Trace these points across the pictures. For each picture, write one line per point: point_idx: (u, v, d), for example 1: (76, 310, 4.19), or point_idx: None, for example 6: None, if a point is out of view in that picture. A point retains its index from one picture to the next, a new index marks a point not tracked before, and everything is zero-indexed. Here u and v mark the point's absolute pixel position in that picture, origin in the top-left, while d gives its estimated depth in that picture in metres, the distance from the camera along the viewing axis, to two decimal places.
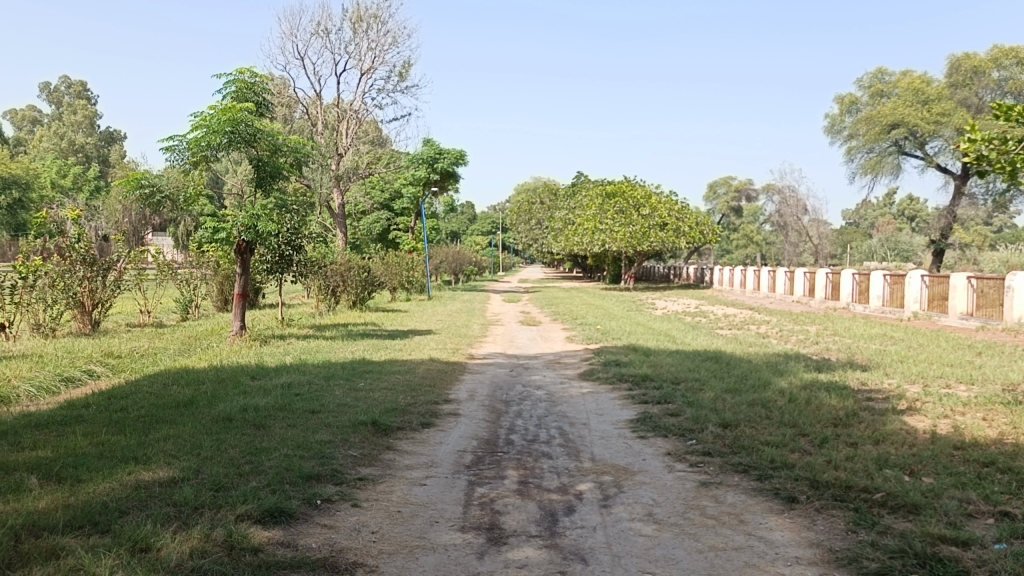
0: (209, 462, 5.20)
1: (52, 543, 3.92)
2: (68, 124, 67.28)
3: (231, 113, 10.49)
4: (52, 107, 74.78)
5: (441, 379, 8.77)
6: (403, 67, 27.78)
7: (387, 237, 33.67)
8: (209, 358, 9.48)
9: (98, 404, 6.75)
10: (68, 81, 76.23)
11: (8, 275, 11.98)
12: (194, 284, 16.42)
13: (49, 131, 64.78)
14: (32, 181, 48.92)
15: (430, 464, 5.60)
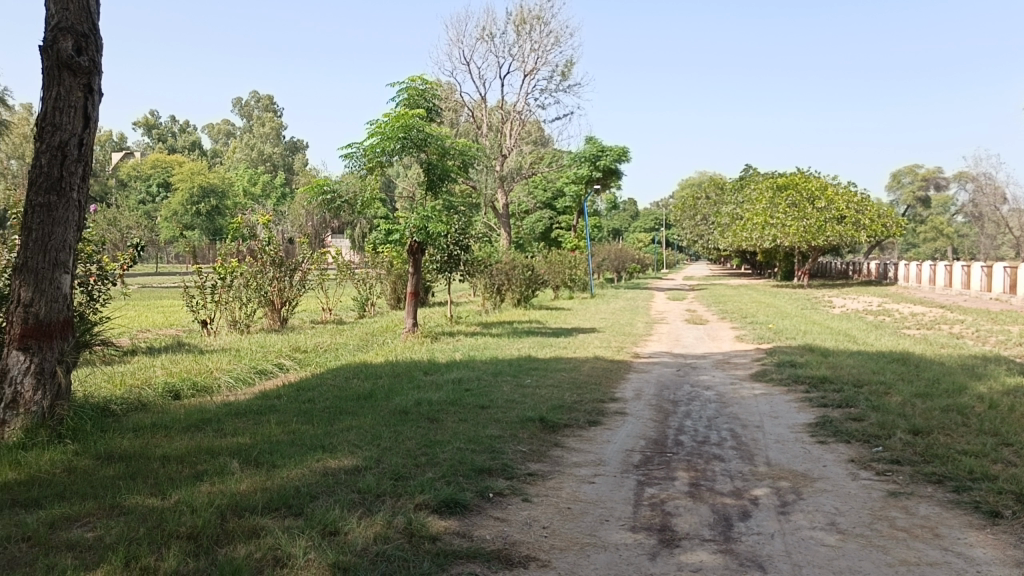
0: (388, 453, 5.47)
1: (253, 523, 4.27)
2: (257, 135, 73.03)
3: (404, 120, 11.00)
4: (244, 121, 81.47)
5: (606, 377, 8.75)
6: (565, 66, 28.01)
7: (550, 235, 34.05)
8: (385, 353, 9.97)
9: (289, 395, 7.27)
10: (258, 96, 83.02)
11: (209, 276, 13.17)
12: (370, 284, 17.34)
13: (242, 143, 70.65)
14: (228, 189, 53.42)
15: (599, 462, 5.60)
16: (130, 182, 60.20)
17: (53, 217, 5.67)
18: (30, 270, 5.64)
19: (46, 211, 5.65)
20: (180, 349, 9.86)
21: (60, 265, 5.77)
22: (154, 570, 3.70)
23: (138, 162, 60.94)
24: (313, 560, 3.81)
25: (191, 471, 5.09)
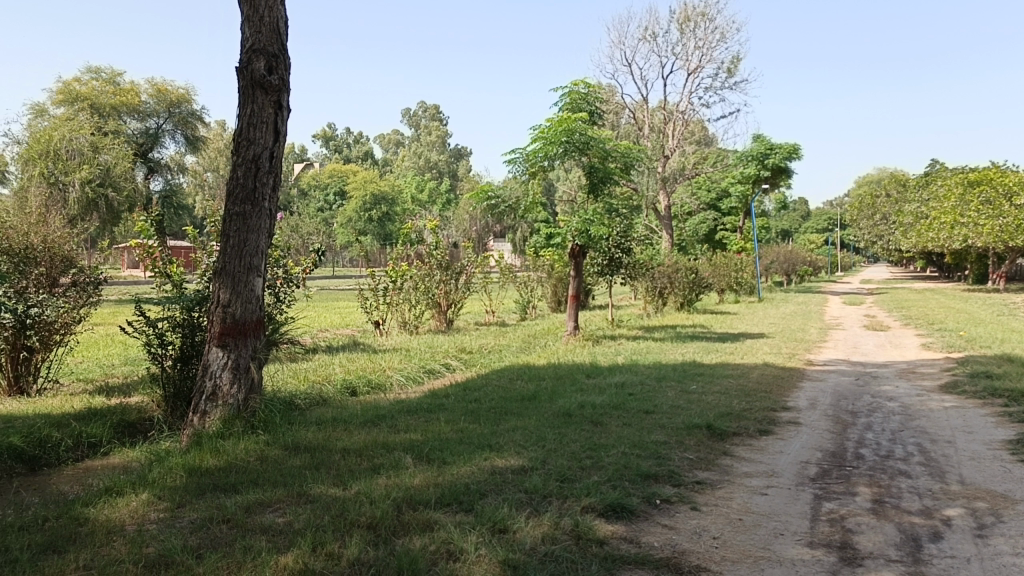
0: (554, 454, 5.53)
1: (427, 517, 4.43)
2: (424, 144, 76.20)
3: (566, 124, 11.05)
4: (413, 131, 85.28)
5: (777, 385, 8.41)
6: (731, 63, 27.24)
7: (714, 237, 33.20)
8: (547, 355, 10.09)
9: (456, 395, 7.51)
10: (425, 106, 86.82)
11: (381, 279, 13.86)
12: (532, 287, 17.62)
13: (410, 152, 74.02)
14: (397, 196, 56.03)
15: (771, 473, 5.39)
16: (309, 191, 64.46)
17: (248, 225, 6.16)
18: (227, 274, 6.14)
19: (242, 219, 6.14)
20: (356, 349, 10.44)
21: (253, 269, 6.25)
22: (337, 556, 3.93)
23: (316, 173, 65.08)
24: (484, 557, 3.91)
25: (369, 464, 5.37)
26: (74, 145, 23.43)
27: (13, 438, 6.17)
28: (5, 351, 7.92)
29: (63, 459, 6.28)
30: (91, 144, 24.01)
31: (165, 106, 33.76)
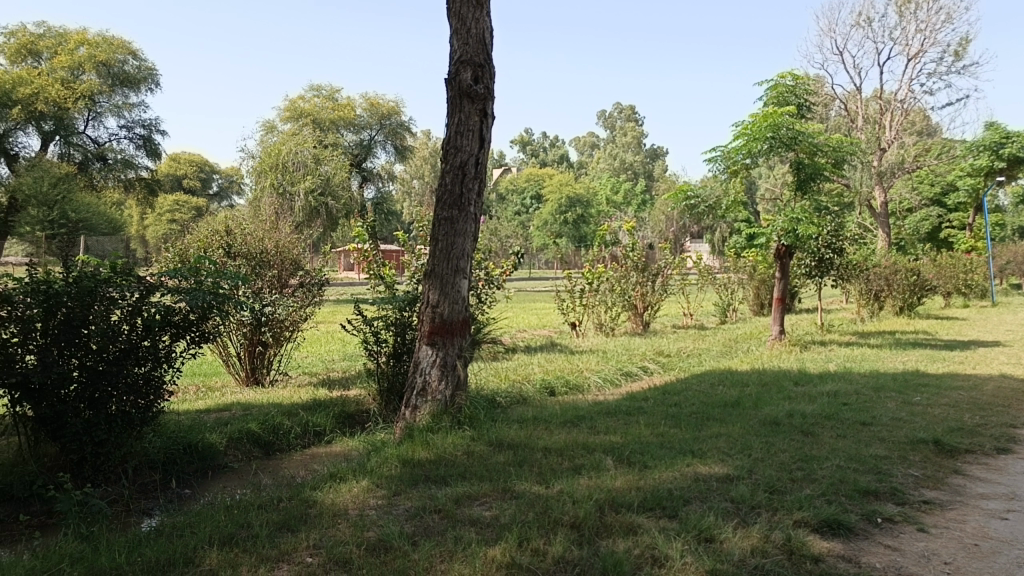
0: (761, 464, 5.30)
1: (630, 520, 4.41)
2: (620, 146, 77.04)
3: (772, 119, 10.61)
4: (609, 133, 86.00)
5: (1017, 400, 7.56)
6: (959, 45, 24.94)
7: (938, 235, 30.52)
8: (750, 360, 9.73)
9: (656, 398, 7.42)
10: (621, 108, 88.26)
11: (578, 280, 14.01)
12: (732, 289, 17.09)
13: (605, 154, 74.84)
14: (592, 199, 56.48)
15: (1012, 497, 4.85)
16: (507, 196, 66.52)
17: (455, 229, 6.43)
18: (436, 276, 6.46)
19: (450, 223, 6.43)
20: (554, 349, 10.63)
21: (460, 271, 6.52)
22: (541, 552, 4.01)
23: (513, 178, 67.05)
24: (690, 565, 3.82)
25: (571, 464, 5.43)
26: (299, 158, 25.71)
27: (251, 424, 6.86)
28: (244, 346, 8.83)
29: (293, 445, 6.89)
30: (313, 156, 26.21)
31: (377, 118, 36.26)
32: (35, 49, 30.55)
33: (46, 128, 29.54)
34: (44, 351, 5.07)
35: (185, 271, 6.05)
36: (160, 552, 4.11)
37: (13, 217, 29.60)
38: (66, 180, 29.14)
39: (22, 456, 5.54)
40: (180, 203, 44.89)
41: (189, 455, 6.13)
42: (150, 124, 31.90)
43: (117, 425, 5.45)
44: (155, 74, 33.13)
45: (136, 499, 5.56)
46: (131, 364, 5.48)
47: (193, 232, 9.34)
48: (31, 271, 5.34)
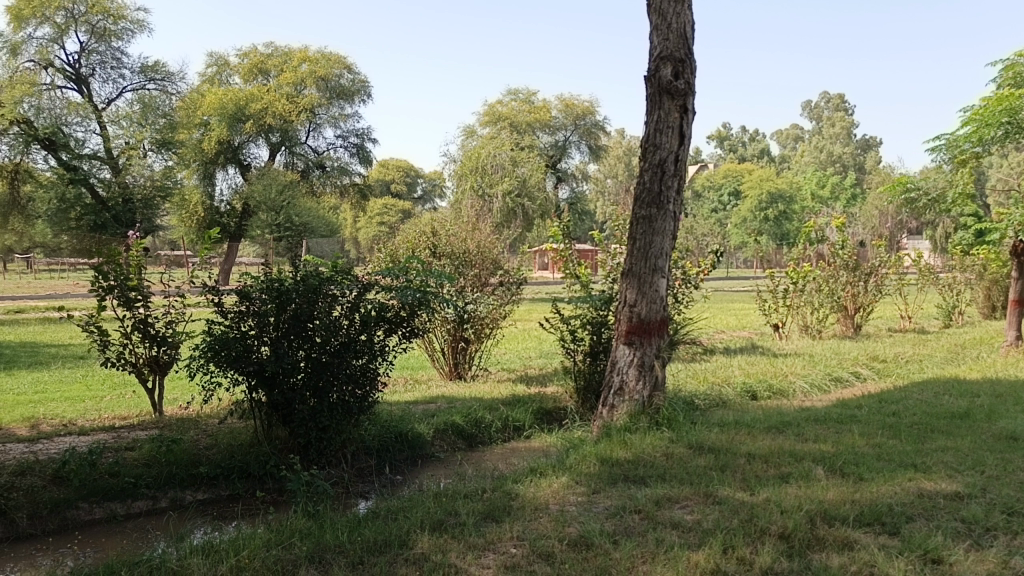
0: (997, 483, 4.81)
1: (845, 534, 4.15)
2: (828, 137, 73.81)
3: (1007, 103, 9.48)
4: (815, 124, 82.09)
5: None
6: None
7: None
8: (980, 368, 8.85)
9: (870, 407, 6.95)
10: (829, 98, 84.89)
11: (782, 280, 13.41)
12: (959, 290, 15.65)
13: (811, 147, 72.28)
14: (796, 194, 54.01)
15: None
16: (705, 194, 64.96)
17: (653, 227, 6.37)
18: (634, 275, 6.44)
19: (648, 221, 6.39)
20: (756, 352, 10.25)
21: (659, 270, 6.44)
22: (748, 561, 3.86)
23: (711, 174, 65.62)
24: None
25: (777, 471, 5.20)
26: (497, 160, 26.55)
27: (456, 417, 7.18)
28: (448, 341, 9.29)
29: (494, 439, 7.13)
30: (511, 159, 26.90)
31: (572, 118, 37.14)
32: (265, 68, 33.87)
33: (274, 139, 32.99)
34: (277, 342, 5.66)
35: (396, 269, 6.38)
36: (377, 533, 4.40)
37: (247, 221, 33.02)
38: (291, 187, 31.98)
39: (257, 438, 6.06)
40: (388, 206, 47.84)
41: (400, 443, 6.53)
42: (363, 133, 34.25)
43: (338, 412, 5.88)
44: (367, 86, 35.25)
45: (354, 483, 5.99)
46: (350, 357, 5.87)
47: (402, 234, 9.93)
48: (265, 269, 5.91)
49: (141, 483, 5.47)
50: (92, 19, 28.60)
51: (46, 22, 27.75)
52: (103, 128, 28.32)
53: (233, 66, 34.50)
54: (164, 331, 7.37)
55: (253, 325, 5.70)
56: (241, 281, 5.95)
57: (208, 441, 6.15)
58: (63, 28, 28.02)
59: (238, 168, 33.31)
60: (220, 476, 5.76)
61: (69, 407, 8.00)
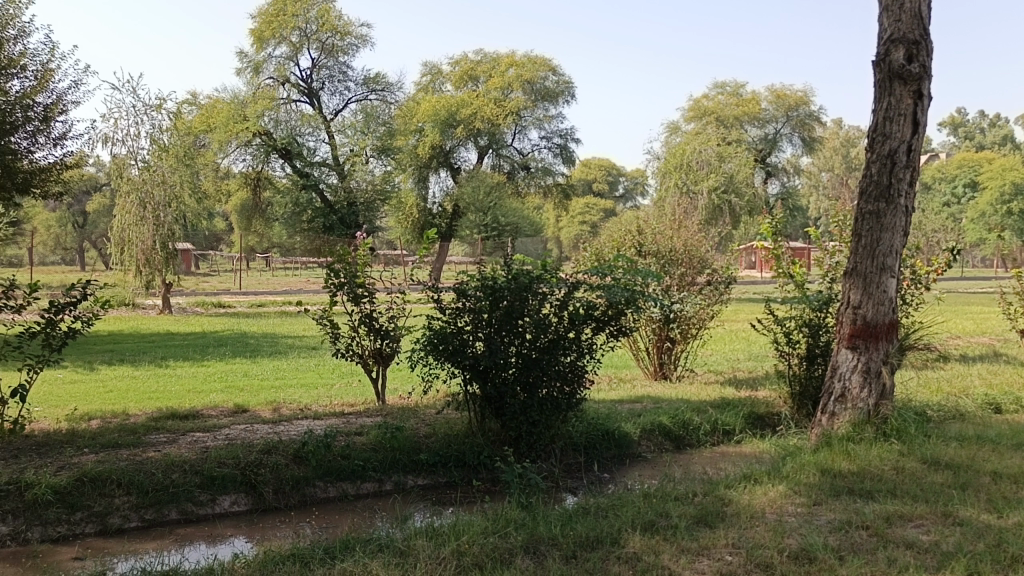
0: None
1: None
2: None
3: None
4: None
5: None
6: None
7: None
8: None
9: None
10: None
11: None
12: None
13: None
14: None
15: None
16: (934, 185, 59.53)
17: (882, 223, 5.94)
18: (859, 274, 6.04)
19: (875, 217, 5.97)
20: (1000, 360, 9.28)
21: (887, 269, 5.99)
22: None
23: (942, 165, 60.17)
24: None
25: None
26: (703, 157, 25.93)
27: (663, 418, 7.10)
28: (654, 341, 9.27)
29: (704, 442, 6.98)
30: (717, 154, 26.23)
31: (784, 110, 35.48)
32: (475, 74, 35.26)
33: (483, 142, 34.00)
34: (491, 337, 5.88)
35: (606, 268, 6.37)
36: (589, 529, 4.45)
37: (457, 222, 34.59)
38: (499, 188, 33.25)
39: (471, 429, 6.34)
40: (590, 204, 48.13)
41: (607, 441, 6.56)
42: (566, 133, 34.72)
43: (548, 408, 6.00)
44: (572, 87, 35.29)
45: (563, 477, 6.09)
46: (559, 355, 5.96)
47: (608, 231, 10.01)
48: (481, 267, 6.15)
49: (369, 466, 5.90)
50: (322, 37, 31.17)
51: (284, 42, 30.73)
52: (331, 137, 31.06)
53: (445, 74, 36.27)
54: (387, 325, 7.90)
55: (469, 321, 5.97)
56: (458, 279, 6.23)
57: (426, 430, 6.48)
58: (298, 47, 30.89)
59: (449, 171, 34.72)
60: (439, 463, 6.08)
61: (304, 393, 8.79)
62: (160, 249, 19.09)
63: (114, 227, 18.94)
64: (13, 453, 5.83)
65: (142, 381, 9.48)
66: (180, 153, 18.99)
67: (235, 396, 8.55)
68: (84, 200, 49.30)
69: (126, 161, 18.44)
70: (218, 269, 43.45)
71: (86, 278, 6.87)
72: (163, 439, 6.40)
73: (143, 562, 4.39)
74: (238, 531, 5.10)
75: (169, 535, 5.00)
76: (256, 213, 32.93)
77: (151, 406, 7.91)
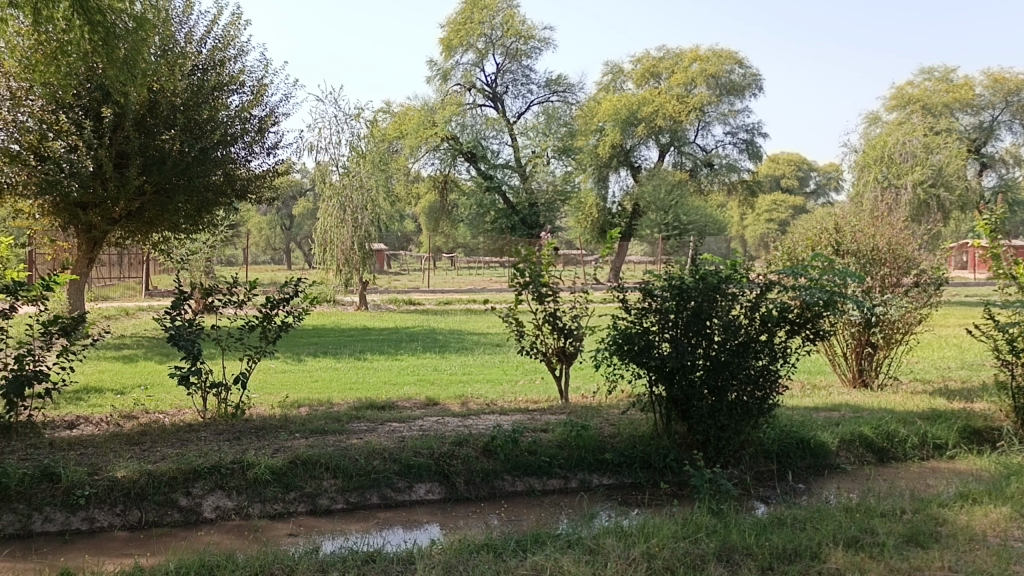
0: None
1: None
2: None
3: None
4: None
5: None
6: None
7: None
8: None
9: None
10: None
11: None
12: None
13: None
14: None
15: None
16: None
17: None
18: None
19: None
20: None
21: None
22: None
23: None
24: None
25: None
26: (907, 148, 24.10)
27: (863, 427, 6.70)
28: (853, 346, 8.79)
29: (910, 456, 6.51)
30: (924, 145, 24.31)
31: (1003, 95, 32.31)
32: (657, 70, 34.95)
33: (664, 140, 33.44)
34: (677, 339, 5.79)
35: (800, 268, 6.06)
36: (786, 541, 4.26)
37: (637, 221, 34.34)
38: (680, 187, 33.44)
39: (657, 431, 6.28)
40: (778, 201, 46.10)
41: (802, 450, 6.27)
42: (753, 128, 33.55)
43: (738, 412, 5.81)
44: (759, 79, 34.05)
45: (755, 486, 5.88)
46: (750, 358, 5.75)
47: (801, 229, 9.59)
48: (668, 267, 6.06)
49: (556, 462, 5.99)
50: (506, 42, 31.98)
51: (471, 49, 32.02)
52: (514, 139, 32.08)
53: (627, 72, 36.17)
54: (571, 324, 7.99)
55: (655, 322, 5.91)
56: (644, 278, 6.18)
57: (611, 430, 6.48)
58: (483, 53, 32.01)
59: (629, 170, 34.51)
60: (624, 464, 6.06)
61: (491, 389, 9.07)
62: (357, 249, 20.40)
63: (317, 229, 20.46)
64: (237, 434, 6.43)
65: (344, 372, 10.19)
66: (376, 158, 20.19)
67: (427, 390, 8.96)
68: (292, 206, 53.82)
69: (328, 167, 19.86)
70: (407, 268, 45.83)
71: (297, 276, 7.47)
72: (364, 427, 6.82)
73: (350, 542, 4.70)
74: (433, 519, 5.34)
75: (370, 518, 5.32)
76: (443, 214, 34.50)
77: (351, 397, 8.47)
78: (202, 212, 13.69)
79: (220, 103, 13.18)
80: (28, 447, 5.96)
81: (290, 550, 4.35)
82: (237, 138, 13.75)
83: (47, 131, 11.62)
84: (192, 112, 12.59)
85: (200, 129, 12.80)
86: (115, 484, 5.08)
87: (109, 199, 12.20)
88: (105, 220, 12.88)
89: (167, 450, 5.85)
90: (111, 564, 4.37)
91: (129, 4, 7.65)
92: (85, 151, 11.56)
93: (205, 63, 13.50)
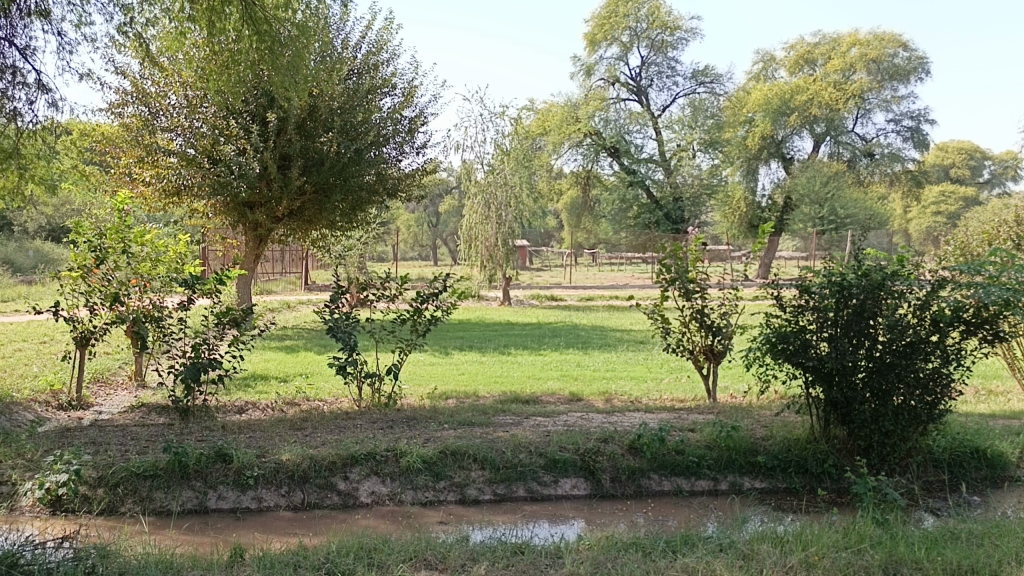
0: None
1: None
2: None
3: None
4: None
5: None
6: None
7: None
8: None
9: None
10: None
11: None
12: None
13: None
14: None
15: None
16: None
17: None
18: None
19: None
20: None
21: None
22: None
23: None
24: None
25: None
26: None
27: None
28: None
29: None
30: None
31: None
32: (812, 57, 33.36)
33: (819, 130, 31.86)
34: (837, 339, 5.53)
35: (976, 264, 5.57)
36: (962, 557, 3.95)
37: (789, 215, 33.08)
38: (836, 179, 31.38)
39: (814, 435, 6.02)
40: (947, 192, 42.76)
41: (977, 460, 5.83)
42: (919, 114, 31.40)
43: (905, 418, 5.47)
44: (926, 62, 31.72)
45: (924, 496, 5.50)
46: (919, 360, 5.37)
47: (976, 224, 8.90)
48: (827, 263, 5.78)
49: (705, 463, 5.83)
50: (652, 34, 31.53)
51: (615, 43, 31.89)
52: (659, 133, 31.79)
53: (779, 60, 34.80)
54: (719, 322, 7.72)
55: (812, 321, 5.66)
56: (801, 275, 5.93)
57: (763, 432, 6.24)
58: (627, 46, 31.75)
59: (780, 162, 33.07)
60: (778, 468, 5.83)
61: (636, 386, 8.97)
62: (502, 246, 20.76)
63: (463, 226, 20.95)
64: (389, 424, 6.67)
65: (489, 366, 10.41)
66: (519, 156, 20.40)
67: (571, 385, 8.98)
68: (439, 204, 55.81)
69: (474, 164, 20.31)
70: (549, 264, 46.27)
71: (446, 271, 7.63)
72: (510, 421, 6.91)
73: (499, 532, 4.78)
74: (579, 514, 5.32)
75: (517, 510, 5.36)
76: (586, 210, 34.79)
77: (496, 390, 8.63)
78: (356, 210, 14.39)
79: (373, 106, 13.79)
80: (203, 429, 6.44)
81: (442, 538, 4.46)
82: (389, 139, 14.35)
83: (219, 136, 12.50)
84: (348, 115, 13.23)
85: (355, 131, 13.40)
86: (280, 466, 5.39)
87: (273, 198, 13.05)
88: (269, 219, 13.74)
89: (326, 436, 6.15)
90: (278, 541, 4.64)
91: (292, 14, 8.04)
92: (252, 154, 12.42)
93: (360, 67, 14.19)
